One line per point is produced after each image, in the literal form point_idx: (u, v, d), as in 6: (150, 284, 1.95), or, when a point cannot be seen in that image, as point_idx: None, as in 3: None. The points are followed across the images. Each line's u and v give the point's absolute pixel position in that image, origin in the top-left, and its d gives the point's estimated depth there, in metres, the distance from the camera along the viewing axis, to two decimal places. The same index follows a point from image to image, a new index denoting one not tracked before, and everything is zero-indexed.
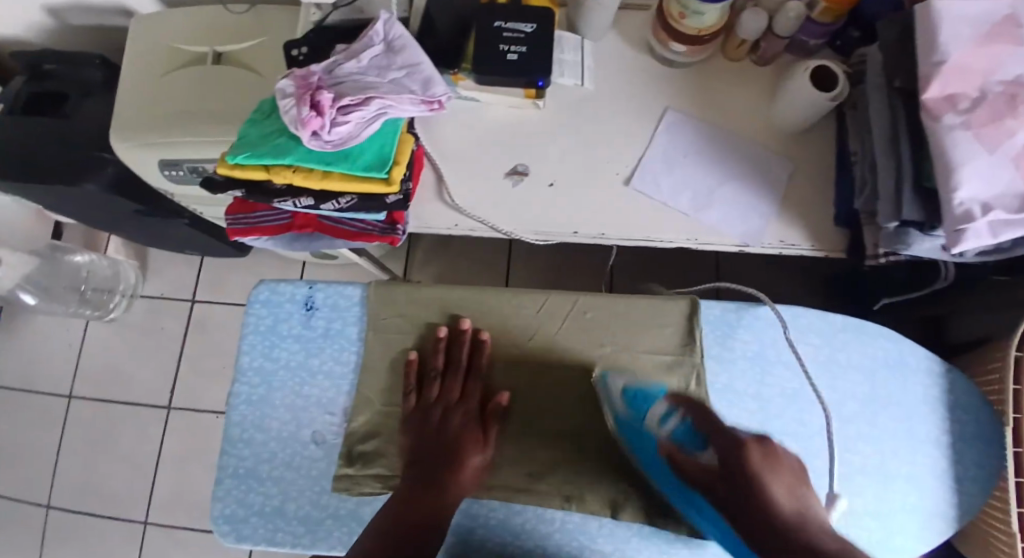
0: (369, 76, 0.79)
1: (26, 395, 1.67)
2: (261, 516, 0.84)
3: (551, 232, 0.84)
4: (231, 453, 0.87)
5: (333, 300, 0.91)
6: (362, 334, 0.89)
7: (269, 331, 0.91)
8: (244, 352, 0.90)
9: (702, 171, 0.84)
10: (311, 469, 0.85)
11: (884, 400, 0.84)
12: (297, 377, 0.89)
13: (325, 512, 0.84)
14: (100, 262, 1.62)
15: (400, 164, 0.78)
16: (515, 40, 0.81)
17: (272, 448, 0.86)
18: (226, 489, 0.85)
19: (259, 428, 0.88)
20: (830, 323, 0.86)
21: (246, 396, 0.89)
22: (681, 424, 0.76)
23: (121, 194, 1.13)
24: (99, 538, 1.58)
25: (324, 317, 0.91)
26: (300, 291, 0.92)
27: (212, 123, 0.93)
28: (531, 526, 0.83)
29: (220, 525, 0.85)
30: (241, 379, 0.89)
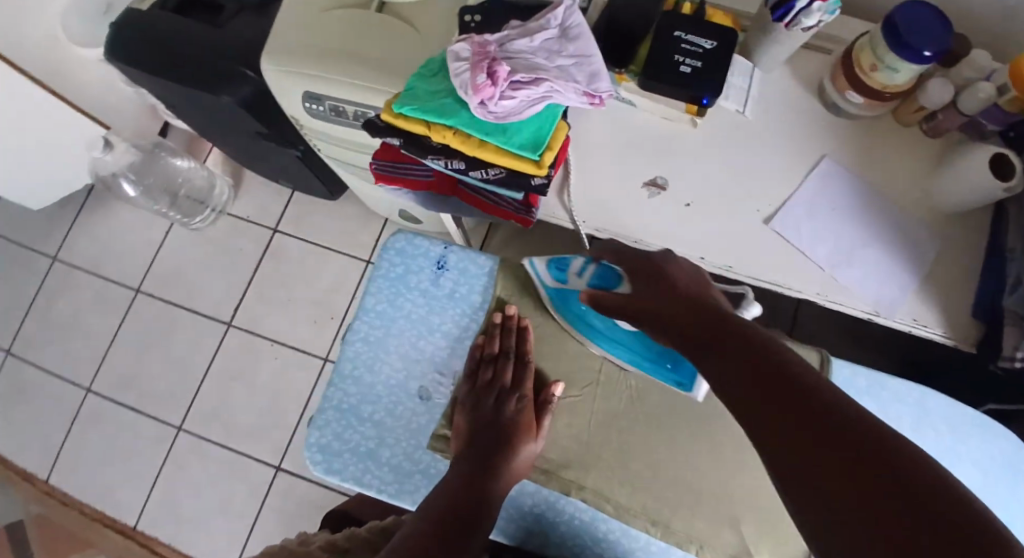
0: (539, 57, 0.78)
1: (94, 279, 1.73)
2: (354, 455, 0.86)
3: (679, 252, 0.83)
4: (337, 386, 0.88)
5: (464, 265, 0.91)
6: (486, 305, 0.90)
7: (398, 278, 0.91)
8: (369, 292, 0.91)
9: (853, 227, 0.83)
10: (411, 422, 0.87)
11: (993, 500, 0.81)
12: (415, 330, 0.90)
13: (417, 467, 0.86)
14: (198, 171, 1.68)
15: (552, 149, 0.77)
16: (691, 55, 0.79)
17: (379, 392, 0.88)
18: (327, 419, 0.87)
19: (370, 369, 0.89)
20: (959, 413, 0.83)
21: (363, 334, 0.90)
22: (596, 269, 0.79)
23: (250, 111, 1.15)
24: (130, 432, 1.62)
25: (453, 280, 0.91)
26: (435, 249, 0.92)
27: (365, 65, 0.93)
28: (615, 537, 0.82)
29: (312, 452, 0.86)
30: (362, 317, 0.90)
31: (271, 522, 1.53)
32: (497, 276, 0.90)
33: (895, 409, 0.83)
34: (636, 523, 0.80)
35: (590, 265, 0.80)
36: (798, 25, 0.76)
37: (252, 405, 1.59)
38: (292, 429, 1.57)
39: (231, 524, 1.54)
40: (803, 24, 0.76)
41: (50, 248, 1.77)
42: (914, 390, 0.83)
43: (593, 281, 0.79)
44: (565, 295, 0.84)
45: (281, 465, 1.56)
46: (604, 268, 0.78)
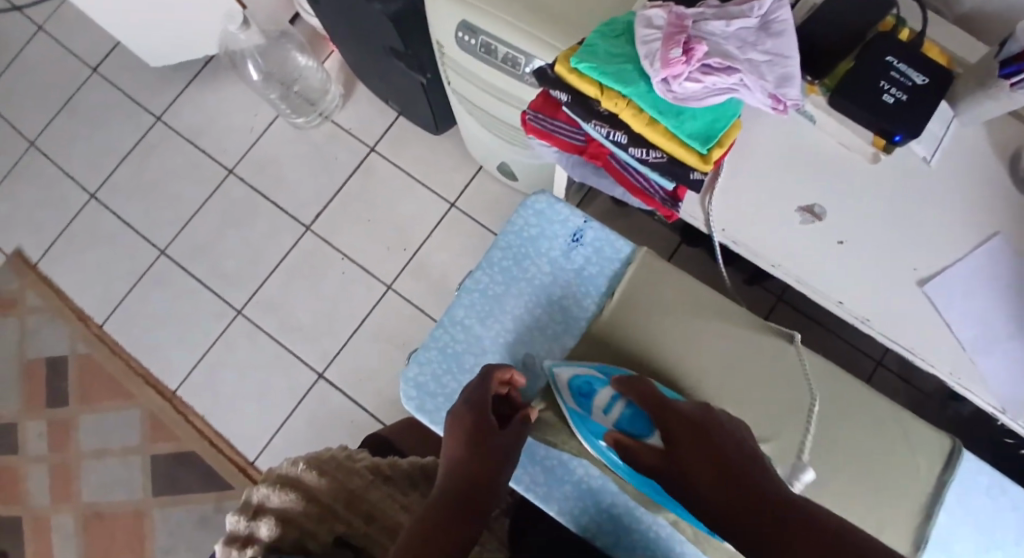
0: (732, 45, 0.72)
1: (192, 148, 1.75)
2: (448, 401, 0.84)
3: (815, 288, 0.78)
4: (446, 329, 0.87)
5: (600, 245, 0.88)
6: (611, 292, 0.87)
7: (529, 240, 0.89)
8: (498, 246, 0.90)
9: (1004, 315, 0.76)
10: None
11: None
12: (534, 296, 0.88)
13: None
14: (315, 71, 1.66)
15: (721, 147, 0.72)
16: (898, 85, 0.73)
17: (486, 346, 0.87)
18: (430, 358, 0.86)
19: (481, 321, 0.87)
20: None
21: (483, 287, 0.88)
22: (627, 408, 0.74)
23: (397, 25, 1.11)
24: (190, 302, 1.66)
25: (585, 257, 0.88)
26: (575, 220, 0.89)
27: (535, 10, 0.89)
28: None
29: (408, 387, 0.85)
30: (485, 269, 0.89)
31: (301, 424, 1.55)
32: (631, 264, 0.87)
33: (1008, 517, 0.78)
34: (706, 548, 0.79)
35: (618, 402, 0.75)
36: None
37: (309, 308, 1.61)
38: (343, 341, 1.58)
39: (263, 415, 1.57)
40: None
41: (155, 107, 1.79)
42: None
43: (622, 423, 0.73)
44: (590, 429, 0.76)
45: (324, 373, 1.57)
46: (635, 412, 0.73)
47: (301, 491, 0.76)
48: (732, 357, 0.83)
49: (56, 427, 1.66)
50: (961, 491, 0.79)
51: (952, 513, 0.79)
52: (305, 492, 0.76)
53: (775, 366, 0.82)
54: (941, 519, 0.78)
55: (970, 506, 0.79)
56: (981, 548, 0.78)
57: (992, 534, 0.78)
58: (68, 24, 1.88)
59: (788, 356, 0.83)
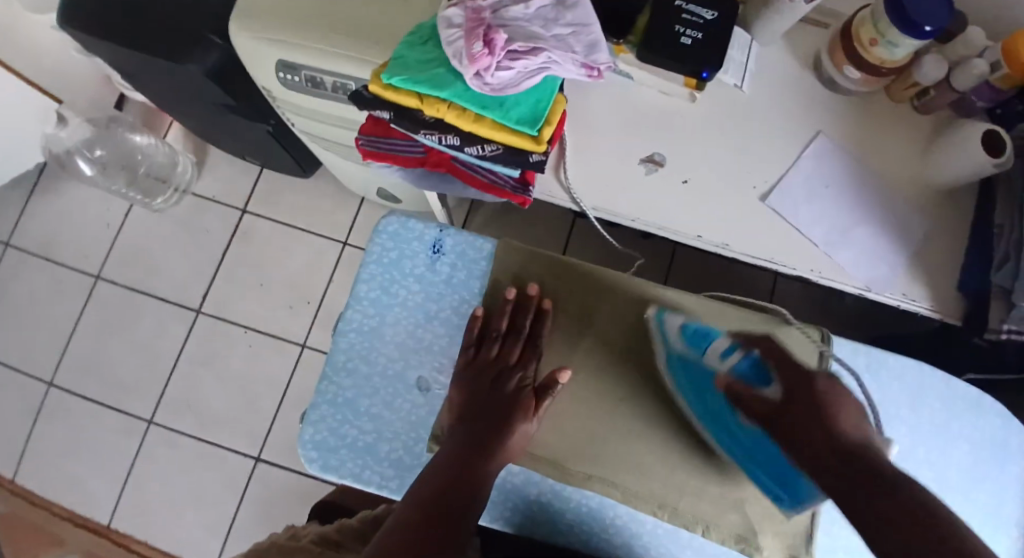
0: (535, 26, 0.74)
1: (50, 266, 1.63)
2: (352, 450, 0.81)
3: (675, 230, 0.82)
4: (332, 379, 0.83)
5: (462, 249, 0.86)
6: (483, 292, 0.85)
7: (392, 264, 0.86)
8: (362, 279, 0.86)
9: (843, 207, 0.82)
10: (411, 413, 0.82)
11: (984, 476, 0.76)
12: (412, 319, 0.85)
13: (418, 460, 0.81)
14: (159, 148, 1.58)
15: (551, 125, 0.74)
16: (693, 25, 0.77)
17: (375, 383, 0.83)
18: (321, 414, 0.82)
19: (364, 360, 0.83)
20: (953, 389, 0.77)
21: (357, 324, 0.85)
22: (746, 358, 0.71)
23: (220, 82, 1.07)
24: (97, 425, 1.55)
25: (450, 264, 0.86)
26: (430, 232, 0.87)
27: (347, 33, 0.87)
28: (622, 522, 0.79)
29: (307, 450, 0.81)
30: (354, 307, 0.85)
31: (251, 513, 1.49)
32: (495, 258, 0.86)
33: (892, 388, 0.77)
34: (644, 507, 0.77)
35: (737, 350, 0.72)
36: None
37: (224, 393, 1.54)
38: (269, 416, 1.52)
39: (208, 516, 1.49)
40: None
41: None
42: (908, 364, 0.78)
43: (740, 367, 0.71)
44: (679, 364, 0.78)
45: (260, 455, 1.51)
46: (754, 361, 0.70)
47: None
48: (610, 319, 0.83)
49: None
50: (842, 376, 0.78)
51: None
52: None
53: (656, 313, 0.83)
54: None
55: (849, 388, 0.78)
56: (881, 428, 0.76)
57: (886, 408, 0.76)
58: None
59: (663, 301, 0.84)
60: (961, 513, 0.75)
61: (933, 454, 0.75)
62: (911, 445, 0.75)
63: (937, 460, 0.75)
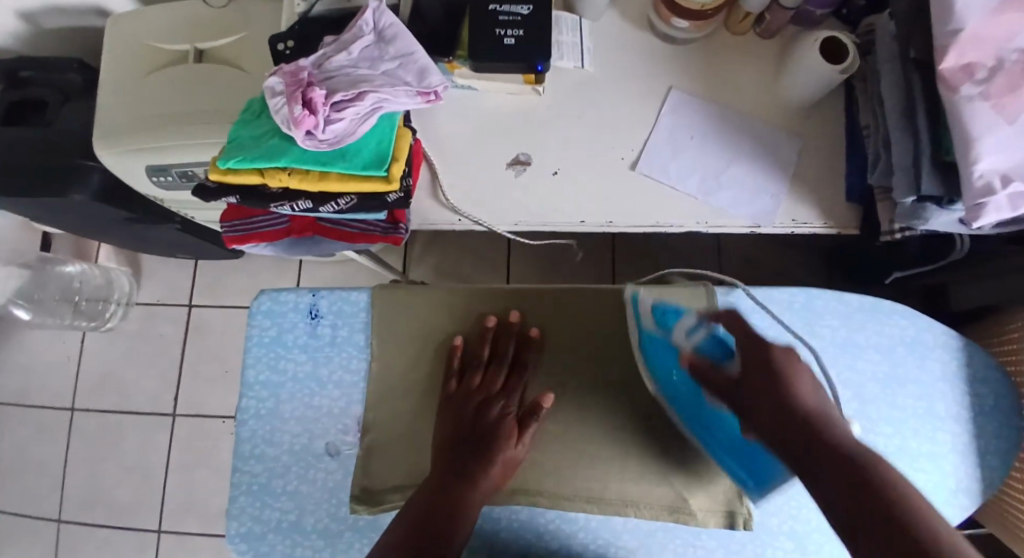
0: (361, 69, 0.74)
1: (24, 410, 1.64)
2: (279, 532, 0.81)
3: (557, 223, 0.82)
4: (242, 469, 0.82)
5: (338, 307, 0.85)
6: (368, 342, 0.84)
7: (273, 342, 0.85)
8: (248, 364, 0.85)
9: (712, 152, 0.82)
10: (326, 481, 0.82)
11: (904, 378, 0.81)
12: (306, 389, 0.84)
13: (345, 524, 0.81)
14: (92, 271, 1.60)
15: (400, 160, 0.75)
16: (511, 24, 0.77)
17: (285, 462, 0.82)
18: (240, 506, 0.81)
19: (270, 442, 0.83)
20: (846, 303, 0.83)
21: (254, 409, 0.84)
22: (709, 334, 0.69)
23: (110, 200, 1.08)
24: (110, 549, 1.56)
25: (331, 325, 0.85)
26: (303, 299, 0.86)
27: (197, 123, 0.88)
28: (556, 526, 0.79)
29: (237, 544, 0.81)
30: (247, 393, 0.84)
31: None
32: (373, 307, 0.84)
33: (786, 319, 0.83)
34: (573, 506, 0.77)
35: (702, 328, 0.70)
36: None
37: (222, 486, 1.55)
38: None
39: None
40: None
41: None
42: (799, 293, 0.83)
43: (703, 345, 0.69)
44: (654, 343, 0.76)
45: None
46: (716, 336, 0.68)
47: None
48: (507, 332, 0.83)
49: None
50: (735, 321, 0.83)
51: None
52: None
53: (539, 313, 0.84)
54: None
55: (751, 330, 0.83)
56: None
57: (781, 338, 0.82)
58: None
59: (543, 301, 0.85)
60: (878, 419, 0.80)
61: (841, 368, 0.81)
62: None
63: (844, 372, 0.81)
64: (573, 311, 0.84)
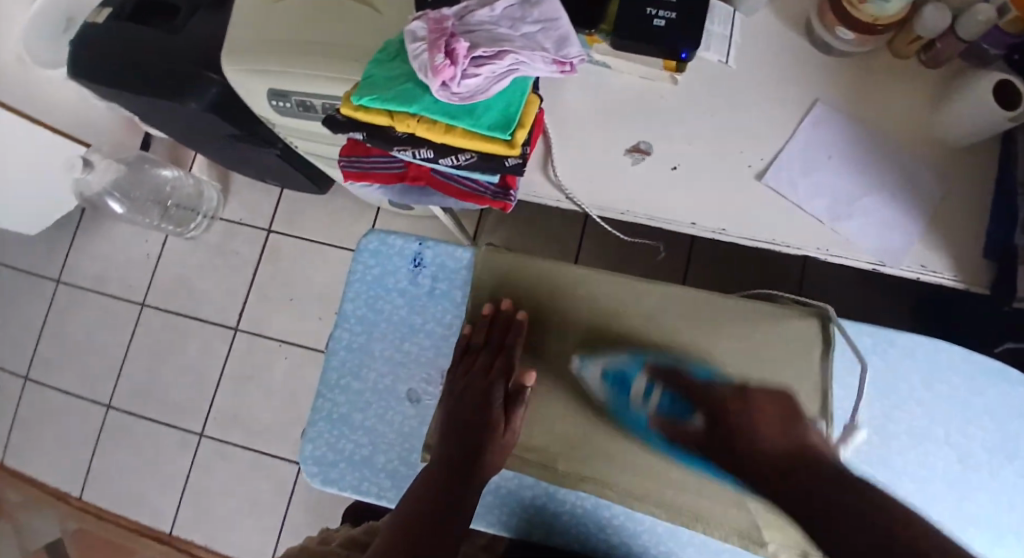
0: (502, 27, 0.72)
1: (98, 296, 1.73)
2: (350, 463, 0.86)
3: (668, 220, 0.79)
4: (327, 396, 0.89)
5: (441, 260, 0.88)
6: (464, 301, 0.88)
7: (374, 282, 0.90)
8: (348, 298, 0.90)
9: (847, 176, 0.78)
10: (402, 425, 0.87)
11: (1013, 452, 0.78)
12: (398, 333, 0.89)
13: (413, 470, 0.85)
14: (185, 180, 1.64)
15: (525, 127, 0.73)
16: (665, 6, 0.74)
17: (366, 398, 0.88)
18: (320, 430, 0.88)
19: (357, 376, 0.89)
20: (972, 363, 0.79)
21: (346, 342, 0.90)
22: (664, 396, 0.80)
23: (222, 114, 1.11)
24: (153, 443, 1.64)
25: (431, 276, 0.89)
26: (410, 245, 0.89)
27: (321, 52, 0.87)
28: (619, 522, 0.81)
29: (308, 465, 0.87)
30: (342, 325, 0.90)
31: (301, 516, 1.55)
32: (474, 267, 0.88)
33: (905, 367, 0.80)
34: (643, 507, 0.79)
35: (654, 391, 0.80)
36: None
37: (267, 406, 1.60)
38: None
39: (263, 521, 1.56)
40: None
41: (52, 271, 1.77)
42: (922, 343, 0.80)
43: (662, 406, 0.80)
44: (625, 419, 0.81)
45: None
46: (670, 395, 0.80)
47: None
48: (574, 304, 0.85)
49: None
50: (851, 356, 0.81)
51: (849, 381, 0.80)
52: None
53: (640, 308, 0.83)
54: (840, 392, 0.80)
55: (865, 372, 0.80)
56: (887, 402, 0.79)
57: (895, 385, 0.79)
58: None
59: (647, 297, 0.84)
60: (975, 486, 0.78)
61: (950, 428, 0.78)
62: (923, 420, 0.79)
63: (952, 433, 0.78)
64: (673, 314, 0.83)
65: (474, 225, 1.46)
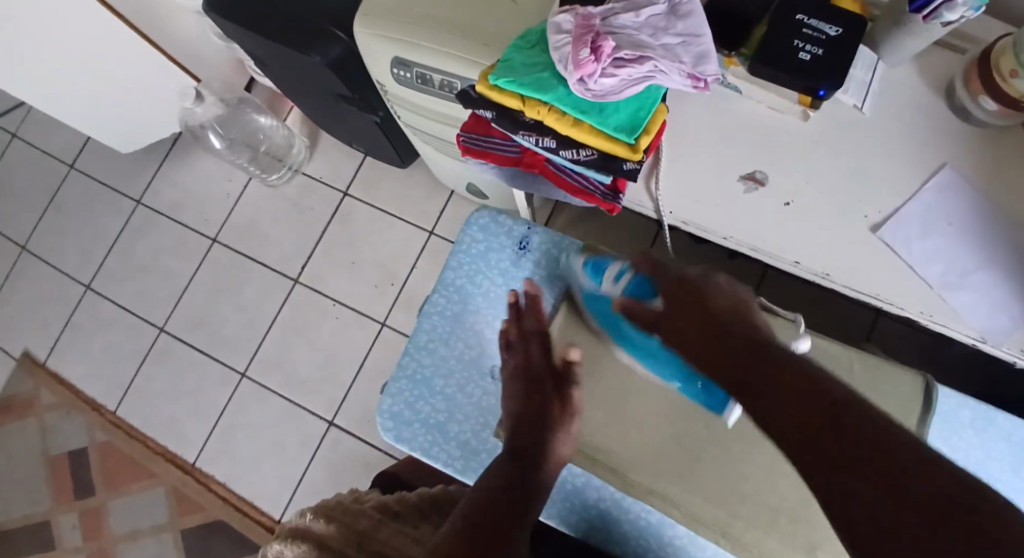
0: (643, 34, 0.71)
1: (172, 223, 1.79)
2: (424, 425, 0.89)
3: (770, 254, 0.78)
4: (412, 355, 0.91)
5: (547, 248, 0.91)
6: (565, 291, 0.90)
7: (478, 255, 0.92)
8: (449, 267, 0.93)
9: (964, 246, 0.76)
10: (482, 400, 0.89)
11: None
12: (494, 309, 0.91)
13: (484, 445, 0.88)
14: (279, 129, 1.69)
15: (650, 134, 0.73)
16: (812, 41, 0.73)
17: (452, 366, 0.90)
18: (401, 388, 0.90)
19: (445, 343, 0.91)
20: None
21: (441, 308, 0.92)
22: (631, 279, 0.77)
23: (338, 71, 1.14)
24: (195, 373, 1.68)
25: (534, 262, 0.91)
26: (519, 228, 0.92)
27: (455, 27, 0.88)
28: (681, 542, 0.82)
29: (384, 419, 0.90)
30: (440, 291, 0.92)
31: (322, 471, 1.57)
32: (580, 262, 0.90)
33: (999, 449, 0.79)
34: (708, 536, 0.80)
35: (626, 274, 0.78)
36: (938, 19, 0.70)
37: (311, 359, 1.63)
38: (347, 386, 1.60)
39: (284, 470, 1.58)
40: (944, 19, 0.70)
41: (133, 191, 1.83)
42: (1022, 430, 0.79)
43: (628, 290, 0.77)
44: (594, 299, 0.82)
45: (335, 420, 1.59)
46: (637, 281, 0.76)
47: (310, 541, 0.75)
48: None
49: (88, 516, 1.70)
50: (947, 427, 0.81)
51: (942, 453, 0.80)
52: (314, 541, 0.74)
53: None
54: None
55: (958, 446, 0.80)
56: None
57: (988, 466, 0.79)
58: (40, 129, 1.96)
59: None
60: None
61: None
62: None
63: None
64: None
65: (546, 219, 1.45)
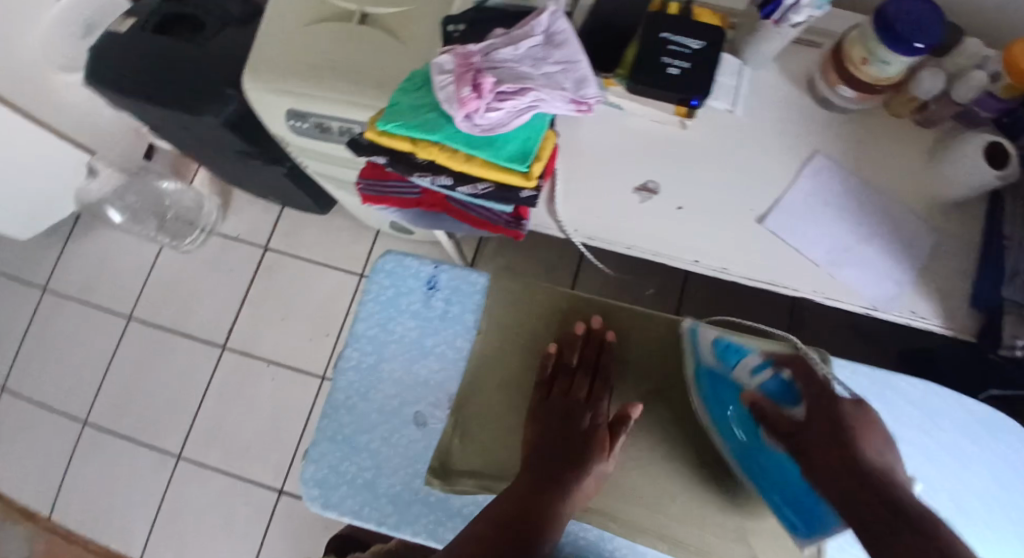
0: (523, 66, 0.74)
1: (83, 306, 1.70)
2: (351, 486, 0.87)
3: (671, 256, 0.82)
4: (332, 416, 0.91)
5: (455, 284, 0.93)
6: (478, 324, 0.92)
7: (388, 302, 0.94)
8: (360, 318, 0.94)
9: (843, 225, 0.81)
10: (408, 448, 0.88)
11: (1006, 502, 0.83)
12: (410, 353, 0.92)
13: (415, 496, 0.86)
14: (187, 192, 1.68)
15: (541, 160, 0.75)
16: (679, 56, 0.77)
17: (373, 419, 0.90)
18: (323, 451, 0.89)
19: (364, 397, 0.91)
20: (968, 411, 0.85)
21: (356, 362, 0.92)
22: (773, 378, 0.74)
23: (236, 131, 1.12)
24: (128, 460, 1.60)
25: (443, 300, 0.93)
26: (425, 269, 0.94)
27: (343, 76, 0.89)
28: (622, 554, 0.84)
29: (309, 488, 0.88)
30: (353, 345, 0.93)
31: (278, 540, 1.51)
32: (488, 293, 0.92)
33: (905, 411, 0.85)
34: (644, 541, 0.81)
35: (767, 368, 0.76)
36: (788, 21, 0.74)
37: (251, 426, 1.57)
38: (293, 448, 1.55)
39: (237, 547, 1.52)
40: (792, 21, 0.74)
41: (37, 279, 1.74)
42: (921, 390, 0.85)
43: (766, 386, 0.75)
44: (709, 378, 0.83)
45: (284, 487, 1.53)
46: (781, 381, 0.74)
47: None
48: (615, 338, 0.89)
49: None
50: None
51: None
52: None
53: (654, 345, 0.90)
54: None
55: None
56: None
57: (896, 429, 0.84)
58: None
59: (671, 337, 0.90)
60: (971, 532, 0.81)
61: (948, 474, 0.83)
62: (922, 465, 0.83)
63: (949, 480, 0.83)
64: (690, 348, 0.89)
65: (472, 250, 1.47)
